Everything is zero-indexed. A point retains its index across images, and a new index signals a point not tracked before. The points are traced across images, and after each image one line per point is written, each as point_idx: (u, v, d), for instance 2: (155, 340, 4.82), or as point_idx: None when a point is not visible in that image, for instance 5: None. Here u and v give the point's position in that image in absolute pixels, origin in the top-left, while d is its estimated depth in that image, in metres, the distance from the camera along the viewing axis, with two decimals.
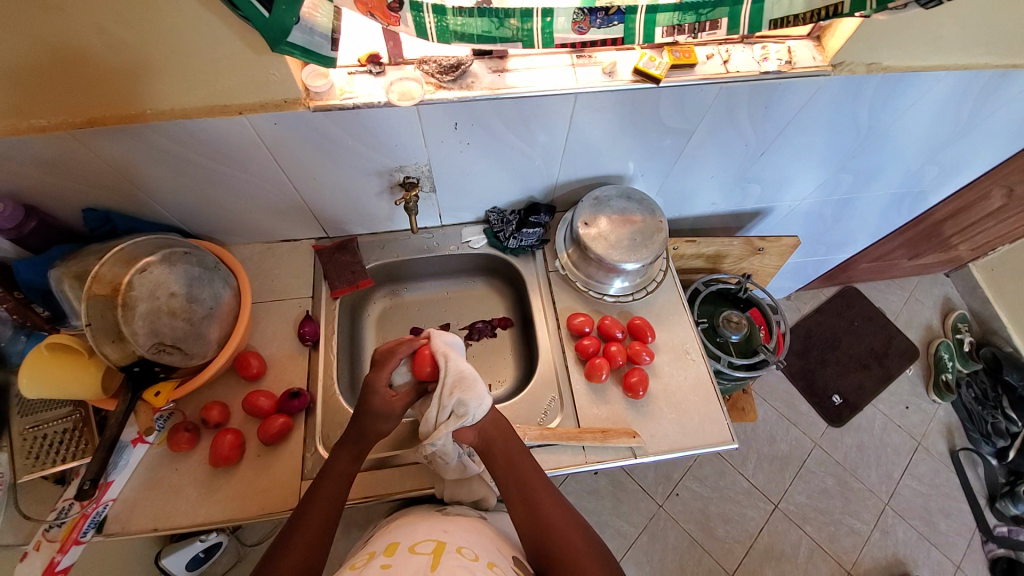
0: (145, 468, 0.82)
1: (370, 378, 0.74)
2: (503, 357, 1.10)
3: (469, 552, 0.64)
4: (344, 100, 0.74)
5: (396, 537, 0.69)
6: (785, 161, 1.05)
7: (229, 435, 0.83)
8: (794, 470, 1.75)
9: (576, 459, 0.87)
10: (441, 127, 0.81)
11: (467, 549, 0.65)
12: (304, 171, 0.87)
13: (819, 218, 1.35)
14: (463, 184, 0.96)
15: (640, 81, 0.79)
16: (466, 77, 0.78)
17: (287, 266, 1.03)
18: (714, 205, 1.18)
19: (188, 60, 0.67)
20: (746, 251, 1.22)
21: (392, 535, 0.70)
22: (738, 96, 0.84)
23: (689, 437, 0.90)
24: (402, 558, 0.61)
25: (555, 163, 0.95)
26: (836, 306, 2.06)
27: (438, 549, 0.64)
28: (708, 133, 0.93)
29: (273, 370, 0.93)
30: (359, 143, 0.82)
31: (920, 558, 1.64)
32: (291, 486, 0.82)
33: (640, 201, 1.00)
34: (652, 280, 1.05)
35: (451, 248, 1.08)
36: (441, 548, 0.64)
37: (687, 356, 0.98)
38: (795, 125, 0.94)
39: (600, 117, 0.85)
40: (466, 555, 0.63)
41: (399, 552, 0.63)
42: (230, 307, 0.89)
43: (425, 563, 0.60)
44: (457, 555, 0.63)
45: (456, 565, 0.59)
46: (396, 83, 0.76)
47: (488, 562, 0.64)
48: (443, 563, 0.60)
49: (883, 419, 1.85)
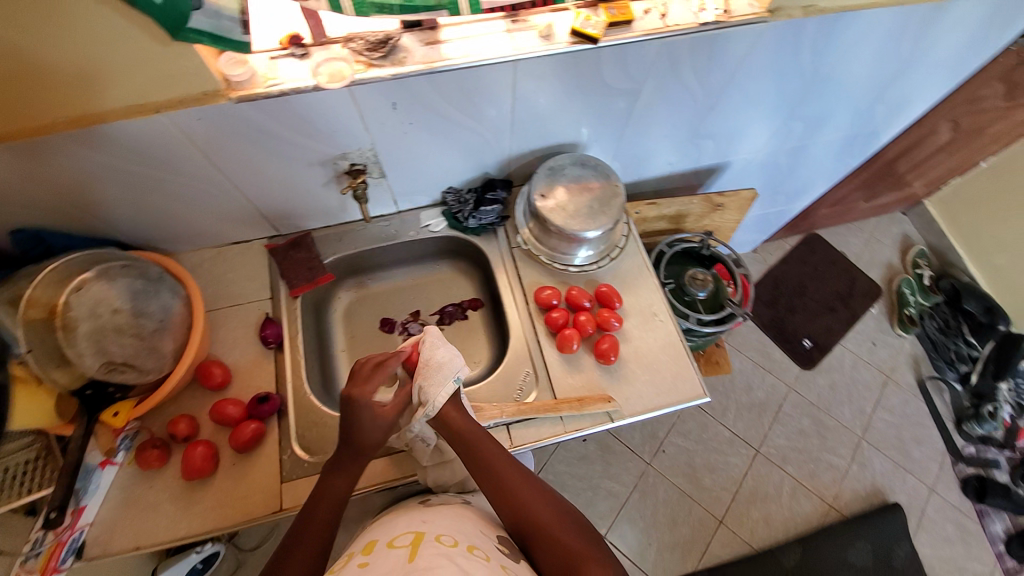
0: (119, 489, 0.80)
1: (357, 393, 0.74)
2: (476, 338, 1.10)
3: (448, 539, 0.65)
4: (268, 87, 0.70)
5: (375, 534, 0.69)
6: (737, 113, 1.06)
7: (201, 446, 0.81)
8: (772, 415, 1.83)
9: (554, 430, 0.88)
10: (380, 109, 0.77)
11: (446, 536, 0.66)
12: (240, 167, 0.83)
13: (776, 167, 1.37)
14: (413, 166, 0.93)
15: (578, 43, 0.77)
16: (397, 52, 0.73)
17: (242, 268, 0.98)
18: (672, 163, 1.18)
19: (93, 58, 0.61)
20: (706, 208, 1.23)
21: (372, 534, 0.70)
22: (680, 50, 0.83)
23: (662, 396, 0.92)
24: (381, 554, 0.61)
25: (506, 136, 0.92)
26: (801, 253, 2.11)
27: (416, 540, 0.64)
28: (655, 91, 0.92)
29: (239, 377, 0.89)
30: (295, 132, 0.78)
31: (897, 486, 1.77)
32: (273, 489, 0.81)
33: (594, 166, 0.99)
34: (615, 246, 1.04)
35: (411, 233, 1.06)
36: (420, 538, 0.65)
37: (655, 318, 0.99)
38: (740, 77, 0.95)
39: (543, 83, 0.82)
40: (445, 542, 0.64)
41: (378, 549, 0.63)
42: (183, 318, 0.84)
43: (404, 555, 0.60)
44: (436, 544, 0.63)
45: (434, 554, 0.60)
46: (323, 64, 0.71)
47: (468, 546, 0.65)
48: (421, 552, 0.60)
49: (852, 357, 1.94)
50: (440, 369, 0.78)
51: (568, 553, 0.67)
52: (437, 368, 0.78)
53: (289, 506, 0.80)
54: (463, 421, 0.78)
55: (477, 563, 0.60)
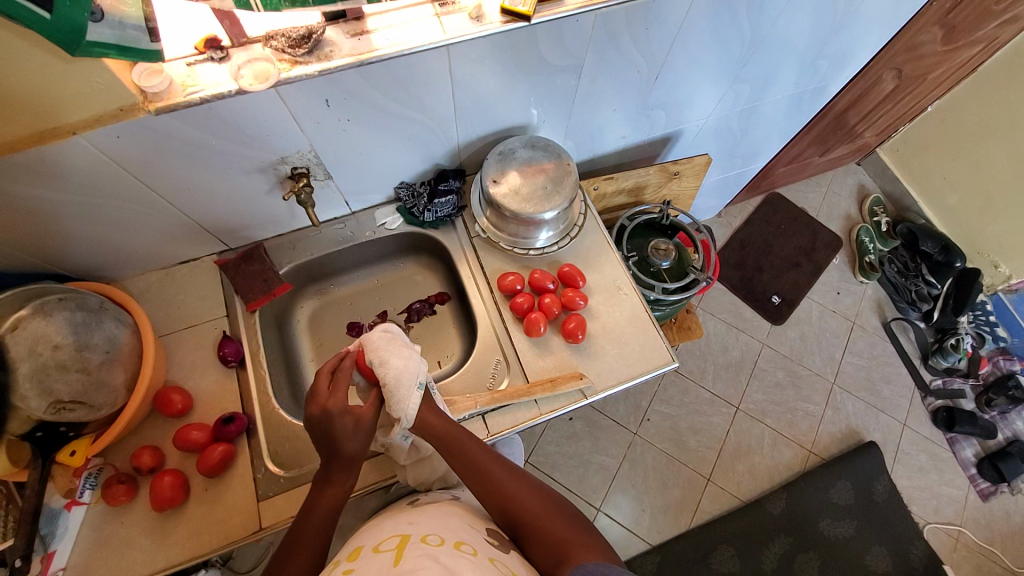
0: (90, 529, 0.77)
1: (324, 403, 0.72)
2: (447, 332, 1.09)
3: (434, 538, 0.65)
4: (189, 95, 0.66)
5: (361, 541, 0.69)
6: (683, 80, 1.06)
7: (168, 476, 0.78)
8: (748, 372, 1.89)
9: (530, 414, 0.89)
10: (312, 107, 0.74)
11: (432, 536, 0.66)
12: (173, 183, 0.79)
13: (729, 131, 1.38)
14: (359, 164, 0.90)
15: (511, 21, 0.75)
16: (321, 47, 0.70)
17: (192, 288, 0.95)
18: (625, 137, 1.18)
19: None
20: (663, 177, 1.24)
21: (358, 540, 0.70)
22: (616, 21, 0.82)
23: (633, 367, 0.93)
24: (366, 559, 0.61)
25: (451, 124, 0.90)
26: (764, 213, 2.15)
27: (401, 543, 0.64)
28: (597, 65, 0.90)
29: (201, 401, 0.87)
30: (227, 141, 0.75)
31: (870, 424, 1.85)
32: (250, 510, 0.80)
33: (545, 147, 0.98)
34: (574, 225, 1.04)
35: (368, 233, 1.03)
36: (405, 541, 0.65)
37: (619, 293, 1.00)
38: (681, 43, 0.94)
39: (479, 67, 0.80)
40: (431, 542, 0.64)
41: (364, 554, 0.63)
42: (132, 347, 0.81)
43: (390, 559, 0.60)
44: (421, 545, 0.63)
45: (418, 555, 0.60)
46: (244, 66, 0.68)
47: (454, 543, 0.65)
48: (406, 554, 0.60)
49: (819, 308, 2.01)
50: (401, 381, 0.76)
51: (557, 539, 0.69)
52: (397, 383, 0.76)
53: (268, 525, 0.79)
54: (446, 422, 0.79)
55: (462, 560, 0.60)
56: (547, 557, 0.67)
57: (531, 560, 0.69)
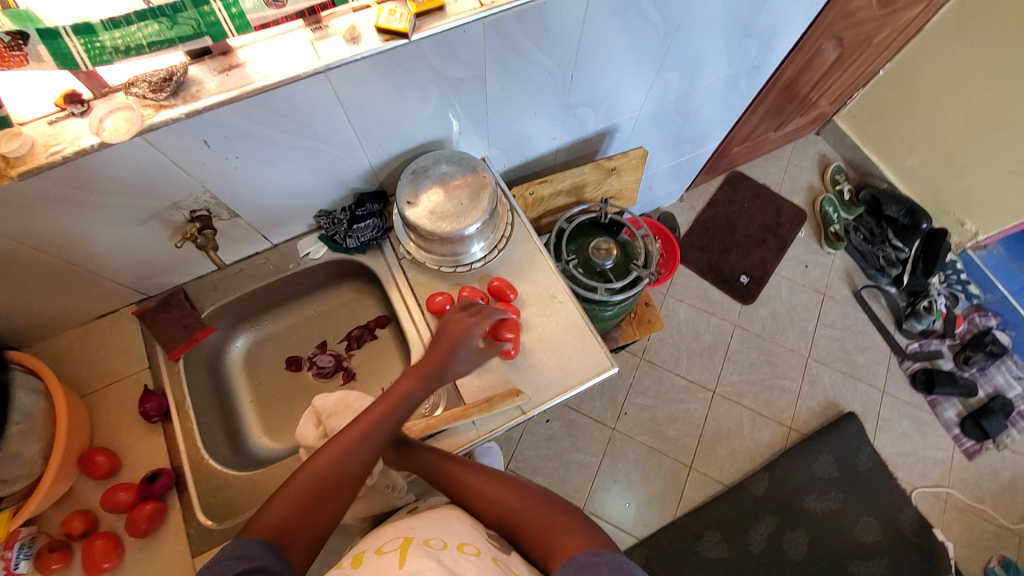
0: None
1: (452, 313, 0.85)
2: (388, 356, 1.07)
3: (436, 542, 0.68)
4: (51, 155, 0.63)
5: (360, 546, 0.69)
6: (602, 75, 1.02)
7: (99, 540, 0.77)
8: (722, 355, 1.87)
9: (468, 437, 0.88)
10: (192, 150, 0.71)
11: (434, 539, 0.68)
12: (63, 243, 0.76)
13: (668, 119, 1.36)
14: (265, 198, 0.87)
15: (391, 39, 0.71)
16: (187, 87, 0.67)
17: (114, 342, 0.92)
18: (555, 138, 1.15)
19: None
20: (600, 174, 1.22)
21: (358, 545, 0.71)
22: (508, 27, 0.78)
23: (571, 376, 0.92)
24: (371, 563, 0.63)
25: (355, 148, 0.87)
26: (726, 192, 2.12)
27: (404, 544, 0.66)
28: (501, 70, 0.87)
29: (130, 456, 0.85)
30: (112, 194, 0.72)
31: (849, 395, 1.84)
32: (185, 565, 0.79)
33: (459, 161, 0.95)
34: (502, 235, 1.01)
35: (292, 266, 1.00)
36: (408, 542, 0.67)
37: (553, 301, 0.97)
38: (589, 40, 0.91)
39: (368, 88, 0.77)
40: (435, 545, 0.67)
41: (367, 557, 0.65)
42: (45, 412, 0.78)
43: (394, 561, 0.62)
44: (424, 548, 0.65)
45: (422, 559, 0.62)
46: (106, 118, 0.65)
47: (457, 545, 0.68)
48: (411, 556, 0.62)
49: (789, 283, 1.99)
50: None
51: (542, 528, 0.72)
52: None
53: None
54: (420, 443, 0.83)
55: (465, 564, 0.63)
56: (537, 548, 0.71)
57: (526, 552, 0.73)
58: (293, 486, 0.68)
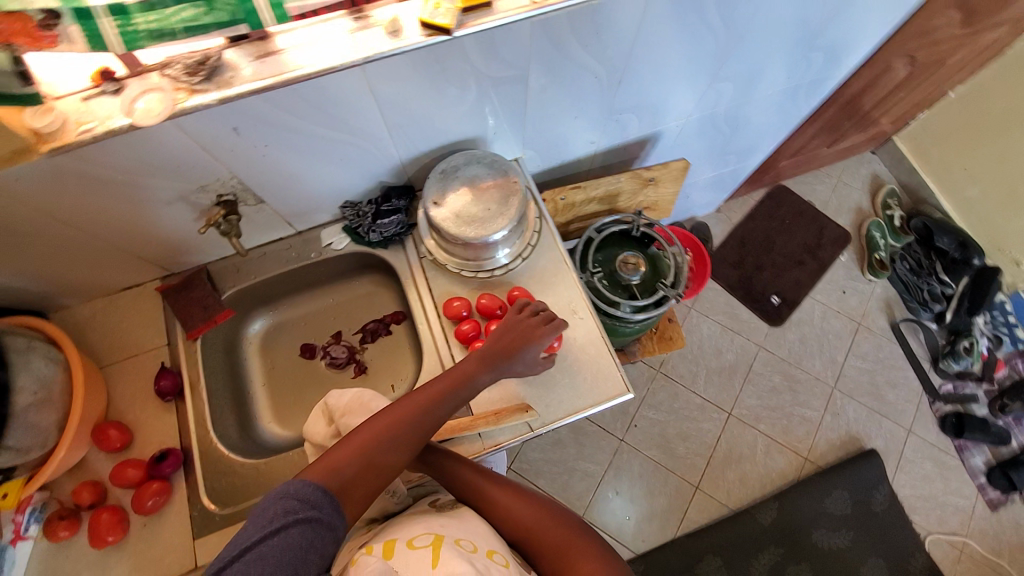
0: (30, 565, 0.78)
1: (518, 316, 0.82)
2: (401, 353, 1.05)
3: (466, 543, 0.70)
4: (79, 133, 0.62)
5: (393, 533, 0.73)
6: (651, 83, 0.96)
7: (106, 513, 0.79)
8: (742, 376, 1.81)
9: (474, 447, 0.86)
10: (220, 136, 0.70)
11: (465, 540, 0.71)
12: (89, 219, 0.76)
13: (714, 130, 1.28)
14: (292, 187, 0.85)
15: (433, 35, 0.67)
16: (221, 72, 0.64)
17: (135, 316, 0.93)
18: (594, 142, 1.09)
19: None
20: (637, 184, 1.16)
21: (389, 531, 0.74)
22: (558, 28, 0.73)
23: (585, 397, 0.88)
24: (404, 557, 0.66)
25: (386, 142, 0.84)
26: (767, 207, 2.02)
27: (435, 541, 0.69)
28: (546, 71, 0.82)
29: (143, 432, 0.86)
30: (139, 176, 0.71)
31: (872, 431, 1.76)
32: (185, 546, 0.80)
33: (492, 163, 0.91)
34: (527, 244, 0.97)
35: (314, 255, 0.99)
36: (440, 540, 0.69)
37: (574, 317, 0.93)
38: (642, 46, 0.85)
39: (405, 84, 0.73)
40: (465, 547, 0.69)
41: (399, 549, 0.68)
42: (63, 384, 0.79)
43: (427, 559, 0.65)
44: (456, 548, 0.68)
45: (454, 558, 0.65)
46: (137, 100, 0.63)
47: (487, 551, 0.71)
48: (442, 556, 0.65)
49: (822, 308, 1.90)
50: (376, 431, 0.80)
51: (553, 544, 0.74)
52: None
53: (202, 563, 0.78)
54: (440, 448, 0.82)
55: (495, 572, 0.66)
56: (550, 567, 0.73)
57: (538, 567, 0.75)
58: (369, 427, 0.69)
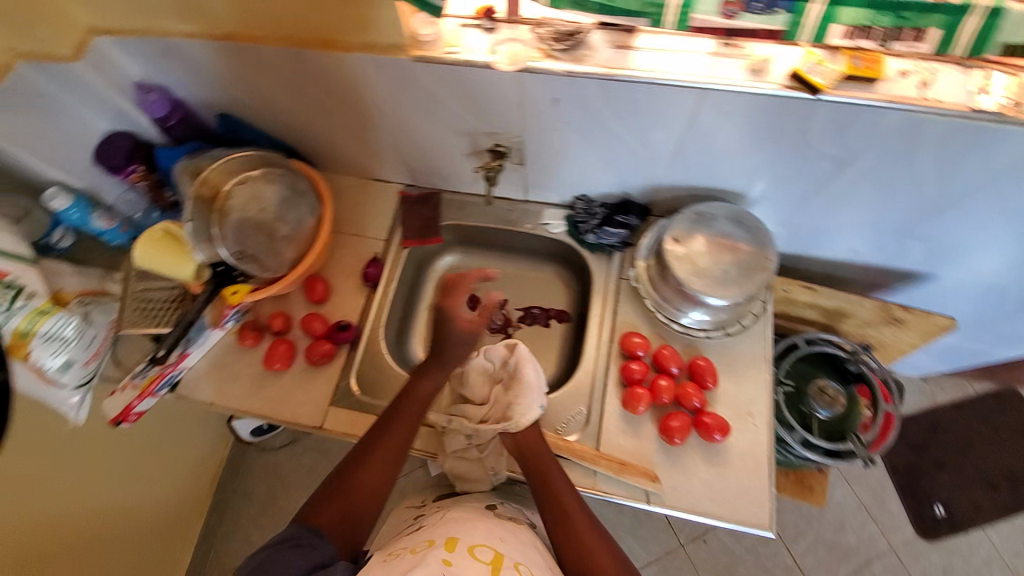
0: (217, 351, 0.94)
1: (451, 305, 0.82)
2: (549, 349, 1.03)
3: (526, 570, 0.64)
4: (446, 53, 0.71)
5: (454, 529, 0.69)
6: (973, 226, 0.82)
7: (282, 346, 0.91)
8: (856, 567, 1.45)
9: (584, 481, 0.81)
10: (540, 100, 0.75)
11: (524, 567, 0.65)
12: (396, 117, 0.87)
13: (1002, 305, 1.04)
14: (555, 164, 0.89)
15: (795, 88, 0.65)
16: (579, 48, 0.69)
17: (371, 205, 1.06)
18: (856, 252, 0.95)
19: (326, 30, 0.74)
20: (877, 317, 1.00)
21: (448, 525, 0.70)
22: (927, 131, 0.66)
23: (718, 504, 0.78)
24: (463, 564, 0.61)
25: (662, 162, 0.83)
26: (988, 409, 1.63)
27: (497, 561, 0.64)
28: (875, 165, 0.74)
29: (334, 298, 0.98)
30: (456, 102, 0.80)
31: None
32: (319, 407, 0.89)
33: (750, 229, 0.85)
34: (738, 321, 0.89)
35: (528, 226, 1.02)
36: (500, 560, 0.64)
37: (748, 420, 0.83)
38: (1001, 185, 0.73)
39: (727, 122, 0.72)
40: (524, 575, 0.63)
41: (460, 551, 0.64)
42: (308, 235, 0.92)
43: None
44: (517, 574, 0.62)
45: None
46: (503, 44, 0.71)
47: None
48: None
49: (989, 549, 1.47)
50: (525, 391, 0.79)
51: None
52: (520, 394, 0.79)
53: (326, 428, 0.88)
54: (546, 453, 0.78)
55: None
56: None
57: None
58: (364, 461, 0.76)
